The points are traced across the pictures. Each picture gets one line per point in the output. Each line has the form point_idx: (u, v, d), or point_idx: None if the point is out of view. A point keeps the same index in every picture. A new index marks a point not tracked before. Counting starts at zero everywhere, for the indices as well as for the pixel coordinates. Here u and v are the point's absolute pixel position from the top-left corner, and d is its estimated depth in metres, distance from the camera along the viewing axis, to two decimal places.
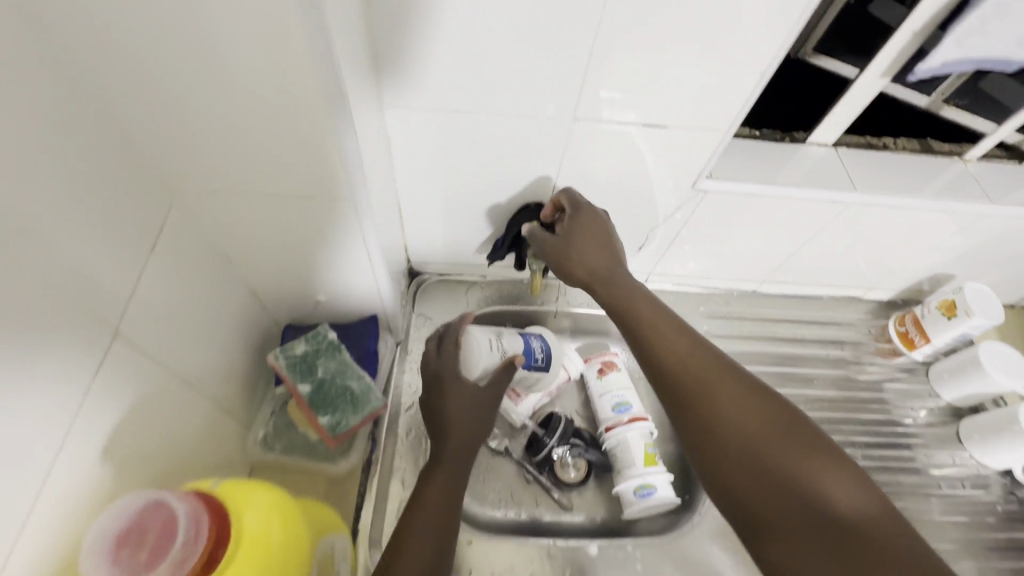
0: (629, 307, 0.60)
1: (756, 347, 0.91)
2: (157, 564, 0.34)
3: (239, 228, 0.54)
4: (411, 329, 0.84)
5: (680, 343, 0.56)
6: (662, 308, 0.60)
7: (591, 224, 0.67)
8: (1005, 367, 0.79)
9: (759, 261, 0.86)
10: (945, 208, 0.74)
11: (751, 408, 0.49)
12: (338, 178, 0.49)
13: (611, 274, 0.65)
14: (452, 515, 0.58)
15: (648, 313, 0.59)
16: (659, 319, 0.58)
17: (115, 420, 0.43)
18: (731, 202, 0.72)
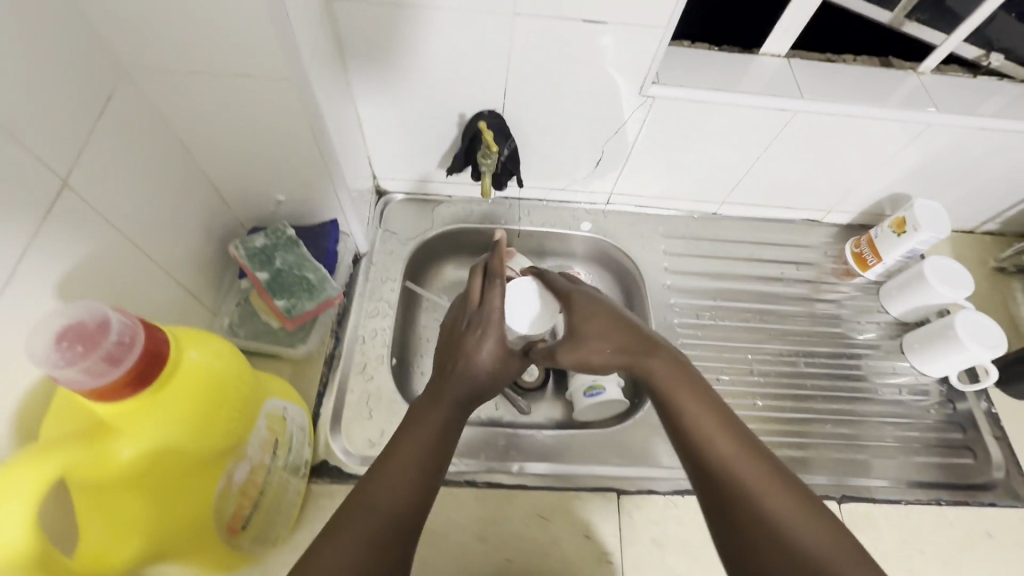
0: (643, 359, 0.59)
1: (714, 264, 0.94)
2: (92, 355, 0.35)
3: (191, 112, 0.56)
4: (377, 244, 0.87)
5: (705, 406, 0.54)
6: (684, 368, 0.58)
7: (588, 304, 0.67)
8: (948, 279, 0.82)
9: (717, 179, 0.88)
10: (894, 117, 0.76)
11: (760, 472, 0.49)
12: (281, 56, 0.51)
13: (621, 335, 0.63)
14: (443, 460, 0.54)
15: (669, 372, 0.57)
16: (680, 379, 0.56)
17: (71, 274, 0.45)
18: (680, 108, 0.74)
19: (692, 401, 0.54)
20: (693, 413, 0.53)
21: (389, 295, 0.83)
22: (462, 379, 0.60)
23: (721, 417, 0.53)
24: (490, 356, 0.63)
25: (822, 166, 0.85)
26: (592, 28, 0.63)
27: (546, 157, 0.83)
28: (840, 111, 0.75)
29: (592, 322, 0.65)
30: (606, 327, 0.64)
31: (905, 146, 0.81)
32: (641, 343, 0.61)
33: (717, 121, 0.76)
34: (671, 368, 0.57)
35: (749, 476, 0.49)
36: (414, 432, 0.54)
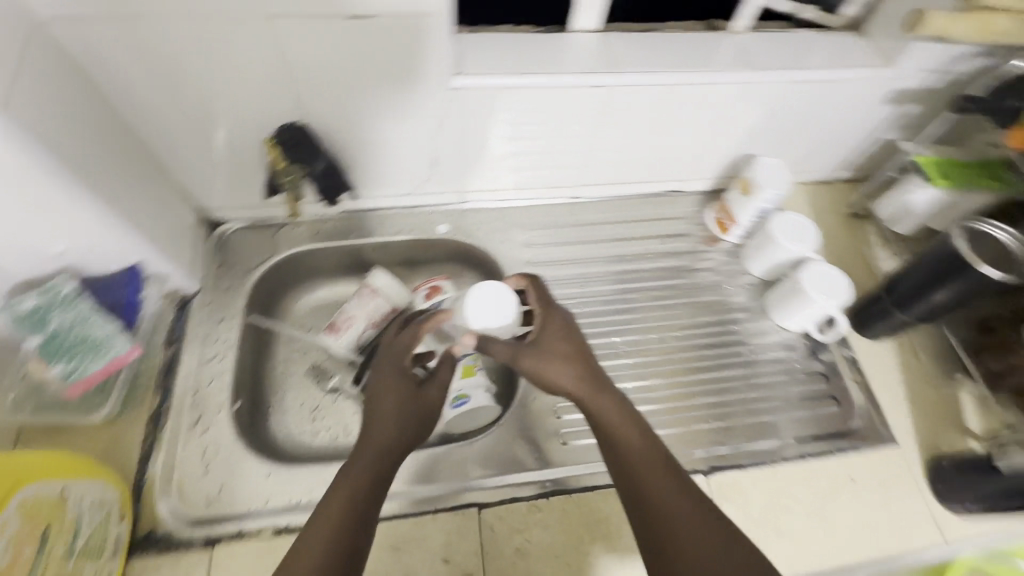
0: (594, 401, 0.59)
1: (578, 249, 0.91)
2: None
3: None
4: (212, 281, 0.80)
5: (649, 447, 0.56)
6: (627, 410, 0.58)
7: (555, 329, 0.62)
8: (793, 234, 0.83)
9: (563, 162, 0.86)
10: (711, 80, 0.75)
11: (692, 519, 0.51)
12: None
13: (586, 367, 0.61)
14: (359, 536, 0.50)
15: (619, 415, 0.58)
16: (626, 423, 0.57)
17: None
18: (492, 98, 0.70)
19: (633, 438, 0.56)
20: (635, 451, 0.56)
21: (228, 335, 0.76)
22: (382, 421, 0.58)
23: (661, 457, 0.55)
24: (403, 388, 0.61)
25: (662, 137, 0.84)
26: (362, 22, 0.58)
27: (376, 163, 0.78)
28: (658, 81, 0.73)
29: (559, 349, 0.61)
30: (566, 359, 0.61)
31: (736, 108, 0.81)
32: (595, 382, 0.60)
33: (537, 105, 0.73)
34: (622, 411, 0.58)
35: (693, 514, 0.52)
36: (327, 513, 0.51)
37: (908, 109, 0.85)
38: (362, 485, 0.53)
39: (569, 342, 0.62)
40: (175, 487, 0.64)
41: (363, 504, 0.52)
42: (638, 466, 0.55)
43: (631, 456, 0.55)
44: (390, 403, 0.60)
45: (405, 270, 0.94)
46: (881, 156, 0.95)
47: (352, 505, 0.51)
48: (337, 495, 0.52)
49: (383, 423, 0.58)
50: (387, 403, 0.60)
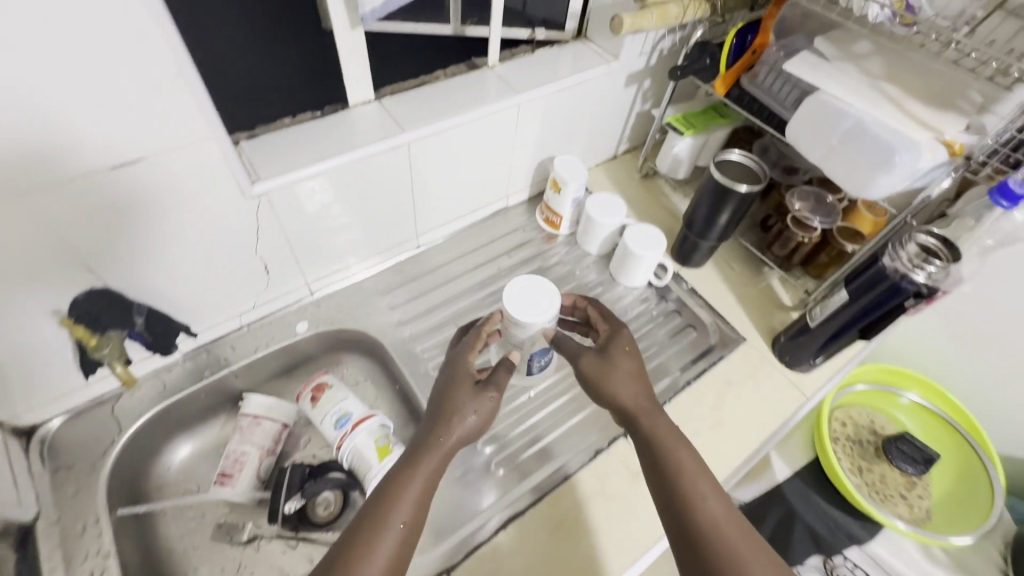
0: (646, 415, 0.68)
1: (440, 292, 0.95)
2: None
3: None
4: (53, 495, 0.68)
5: (696, 462, 0.63)
6: (675, 431, 0.67)
7: (621, 344, 0.75)
8: (605, 210, 0.96)
9: (394, 222, 0.89)
10: (490, 112, 0.84)
11: (714, 501, 0.61)
12: None
13: (642, 386, 0.71)
14: (415, 525, 0.58)
15: (666, 429, 0.67)
16: (674, 432, 0.66)
17: None
18: (300, 192, 0.71)
19: (681, 446, 0.65)
20: (681, 453, 0.64)
21: (99, 544, 0.65)
22: (447, 405, 0.67)
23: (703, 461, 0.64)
24: (468, 377, 0.71)
25: (472, 170, 0.92)
26: (128, 169, 0.55)
27: (205, 294, 0.73)
28: (445, 127, 0.80)
29: (622, 364, 0.73)
30: (627, 375, 0.72)
31: (520, 126, 0.92)
32: (649, 402, 0.70)
33: (345, 183, 0.75)
34: (668, 429, 0.67)
35: (718, 514, 0.60)
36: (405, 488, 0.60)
37: (644, 84, 1.04)
38: (430, 471, 0.62)
39: (633, 362, 0.73)
40: None
41: (429, 486, 0.61)
42: (681, 468, 0.63)
43: (675, 463, 0.63)
44: (453, 397, 0.68)
45: (279, 383, 0.89)
46: (643, 124, 1.15)
47: (422, 485, 0.61)
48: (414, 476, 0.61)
49: (454, 405, 0.67)
50: (456, 389, 0.69)
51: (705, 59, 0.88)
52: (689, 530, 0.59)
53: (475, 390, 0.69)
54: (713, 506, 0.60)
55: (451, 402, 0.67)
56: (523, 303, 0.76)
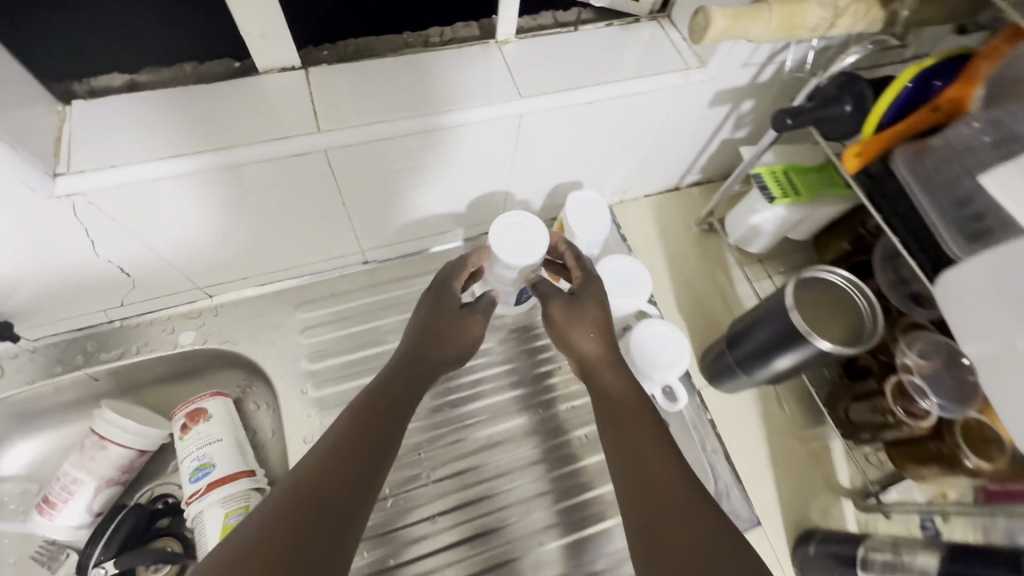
0: (604, 368, 0.57)
1: (376, 330, 0.72)
2: None
3: None
4: None
5: (655, 429, 0.52)
6: (635, 387, 0.56)
7: (591, 284, 0.61)
8: (618, 286, 0.67)
9: (326, 234, 0.66)
10: (470, 121, 0.55)
11: (676, 473, 0.48)
12: None
13: (608, 331, 0.59)
14: (390, 433, 0.52)
15: (627, 388, 0.56)
16: (635, 394, 0.55)
17: None
18: (146, 194, 0.50)
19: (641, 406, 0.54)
20: (643, 415, 0.53)
21: None
22: (440, 313, 0.61)
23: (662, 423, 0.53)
24: (456, 295, 0.63)
25: (443, 190, 0.65)
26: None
27: (34, 286, 0.57)
28: (387, 133, 0.53)
29: (588, 307, 0.59)
30: (594, 323, 0.59)
31: (526, 144, 0.62)
32: (613, 351, 0.58)
33: (220, 189, 0.52)
34: (625, 387, 0.56)
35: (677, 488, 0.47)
36: (376, 398, 0.54)
37: (742, 106, 0.69)
38: (402, 385, 0.56)
39: (600, 308, 0.60)
40: None
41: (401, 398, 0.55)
42: (629, 434, 0.52)
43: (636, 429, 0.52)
44: (444, 316, 0.61)
45: (161, 390, 0.72)
46: (729, 155, 0.80)
47: (399, 399, 0.55)
48: (386, 386, 0.55)
49: (442, 323, 0.61)
50: (448, 313, 0.61)
51: (844, 103, 0.52)
52: (651, 503, 0.47)
53: (473, 314, 0.62)
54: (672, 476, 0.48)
55: (437, 316, 0.61)
56: (513, 244, 0.62)
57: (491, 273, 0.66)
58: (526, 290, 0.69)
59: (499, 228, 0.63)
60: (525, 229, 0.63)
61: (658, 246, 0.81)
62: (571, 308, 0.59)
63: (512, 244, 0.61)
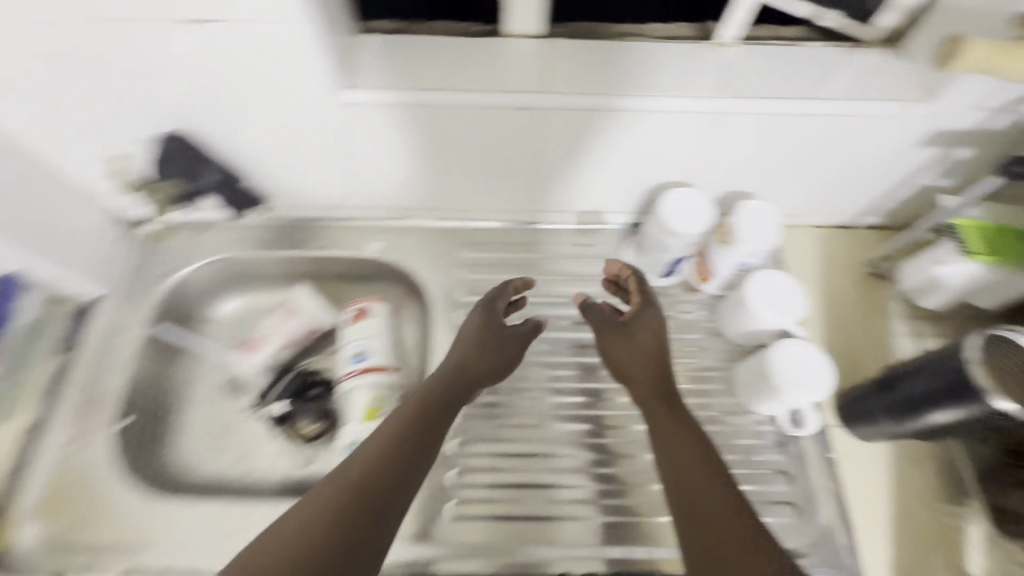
0: (657, 407, 0.60)
1: (522, 285, 0.80)
2: None
3: None
4: (122, 283, 0.76)
5: (715, 473, 0.53)
6: (694, 427, 0.57)
7: (650, 317, 0.66)
8: (770, 300, 0.67)
9: (509, 186, 0.75)
10: (677, 108, 0.60)
11: (740, 519, 0.49)
12: None
13: (662, 368, 0.63)
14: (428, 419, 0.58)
15: (684, 430, 0.57)
16: (691, 438, 0.56)
17: None
18: (403, 116, 0.61)
19: (696, 450, 0.55)
20: (698, 462, 0.54)
21: (126, 345, 0.73)
22: (473, 327, 0.67)
23: (719, 464, 0.54)
24: (501, 313, 0.69)
25: (622, 169, 0.71)
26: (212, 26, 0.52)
27: (288, 173, 0.71)
28: (602, 106, 0.60)
29: (644, 338, 0.65)
30: (643, 355, 0.64)
31: (715, 141, 0.66)
32: (665, 388, 0.61)
33: (452, 124, 0.63)
34: (668, 409, 0.59)
35: (721, 505, 0.50)
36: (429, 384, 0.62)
37: (956, 153, 0.65)
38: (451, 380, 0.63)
39: (655, 341, 0.65)
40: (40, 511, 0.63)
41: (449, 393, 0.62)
42: (686, 482, 0.53)
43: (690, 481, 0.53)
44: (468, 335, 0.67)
45: (337, 285, 0.86)
46: (920, 204, 0.76)
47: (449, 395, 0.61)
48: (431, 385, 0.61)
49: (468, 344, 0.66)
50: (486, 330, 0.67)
51: None
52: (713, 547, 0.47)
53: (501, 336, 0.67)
54: (717, 495, 0.51)
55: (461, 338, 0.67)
56: (682, 215, 0.67)
57: (653, 240, 0.72)
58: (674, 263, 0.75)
59: (672, 200, 0.67)
60: (694, 206, 0.67)
61: (814, 279, 0.79)
62: (624, 339, 0.66)
63: (681, 215, 0.67)
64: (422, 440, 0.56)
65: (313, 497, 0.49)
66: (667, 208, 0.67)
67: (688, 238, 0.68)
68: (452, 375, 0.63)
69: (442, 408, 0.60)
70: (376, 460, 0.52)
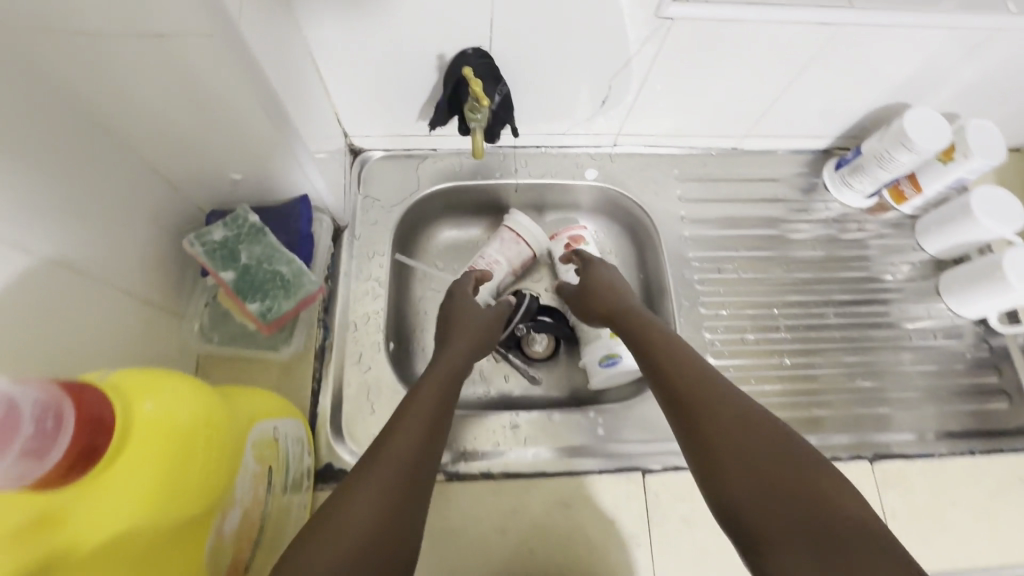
0: (644, 330, 0.62)
1: (732, 210, 0.84)
2: (44, 456, 0.30)
3: (118, 89, 0.43)
4: (358, 213, 0.76)
5: (716, 393, 0.52)
6: (686, 348, 0.59)
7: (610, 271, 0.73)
8: (995, 210, 0.73)
9: (741, 110, 0.77)
10: (965, 25, 0.62)
11: (732, 424, 0.48)
12: (204, 32, 0.39)
13: (639, 313, 0.66)
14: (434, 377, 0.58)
15: (677, 354, 0.58)
16: (685, 361, 0.56)
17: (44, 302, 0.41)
18: (706, 32, 0.61)
19: (687, 372, 0.55)
20: (690, 381, 0.54)
21: (379, 273, 0.74)
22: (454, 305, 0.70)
23: (708, 375, 0.54)
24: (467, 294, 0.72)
25: (862, 89, 0.73)
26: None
27: (541, 97, 0.71)
28: (900, 24, 0.61)
29: (599, 286, 0.71)
30: (608, 294, 0.70)
31: (967, 63, 0.69)
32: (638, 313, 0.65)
33: (755, 42, 0.63)
34: (659, 333, 0.61)
35: (720, 405, 0.50)
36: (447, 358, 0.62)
37: None
38: (460, 362, 0.63)
39: (609, 282, 0.71)
40: (348, 429, 0.65)
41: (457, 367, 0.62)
42: (694, 402, 0.52)
43: (697, 401, 0.51)
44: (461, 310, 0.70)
45: (539, 215, 0.88)
46: None
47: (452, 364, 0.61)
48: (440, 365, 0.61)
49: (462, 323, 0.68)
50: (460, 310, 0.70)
51: None
52: (724, 466, 0.46)
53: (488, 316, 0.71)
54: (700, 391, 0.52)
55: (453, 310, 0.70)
56: (922, 130, 0.72)
57: (883, 159, 0.76)
58: (886, 184, 0.80)
59: (913, 117, 0.72)
60: (931, 123, 0.72)
61: None
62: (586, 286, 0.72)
63: (921, 130, 0.71)
64: (448, 401, 0.56)
65: (366, 476, 0.46)
66: (910, 122, 0.72)
67: (920, 156, 0.73)
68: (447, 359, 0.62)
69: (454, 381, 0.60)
70: (419, 424, 0.51)
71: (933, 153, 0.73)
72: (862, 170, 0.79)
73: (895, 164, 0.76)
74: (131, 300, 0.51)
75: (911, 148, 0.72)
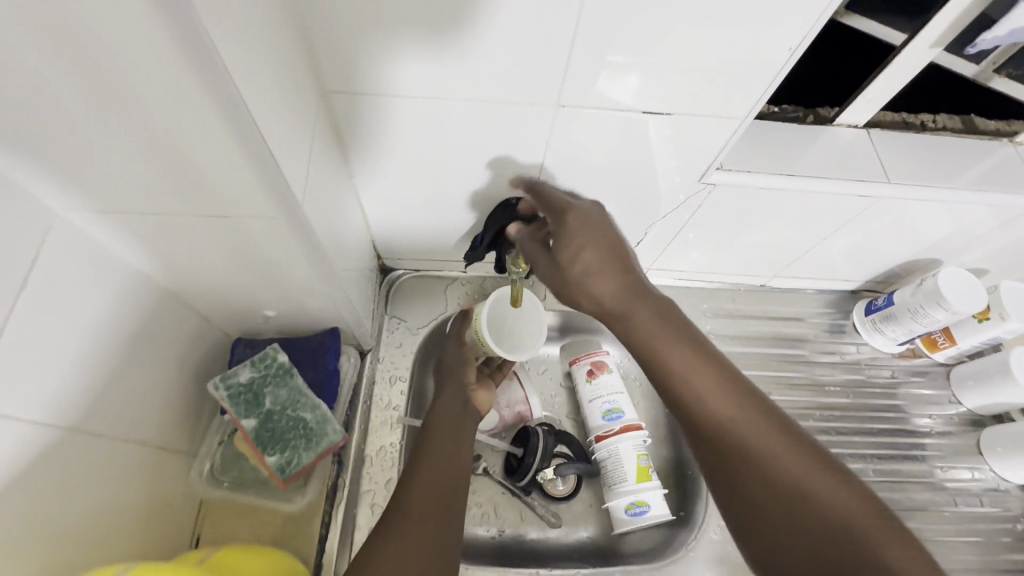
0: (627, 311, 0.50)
1: (763, 350, 0.82)
2: None
3: (168, 247, 0.44)
4: (383, 335, 0.75)
5: (713, 381, 0.44)
6: (676, 324, 0.48)
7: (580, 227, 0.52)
8: None
9: (772, 254, 0.77)
10: (993, 201, 0.64)
11: (749, 420, 0.42)
12: (265, 211, 0.40)
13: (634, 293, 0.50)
14: (454, 417, 0.62)
15: (657, 328, 0.48)
16: (670, 332, 0.48)
17: (59, 475, 0.40)
18: (744, 195, 0.63)
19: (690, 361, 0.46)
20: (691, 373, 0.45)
21: (399, 399, 0.71)
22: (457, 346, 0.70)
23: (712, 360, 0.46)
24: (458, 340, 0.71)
25: (893, 245, 0.74)
26: (652, 114, 0.52)
27: None
28: (931, 196, 0.63)
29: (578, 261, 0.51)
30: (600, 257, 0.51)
31: (997, 232, 0.70)
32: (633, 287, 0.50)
33: (787, 206, 0.65)
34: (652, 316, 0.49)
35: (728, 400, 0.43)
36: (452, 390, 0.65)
37: None
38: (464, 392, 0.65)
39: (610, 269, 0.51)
40: None
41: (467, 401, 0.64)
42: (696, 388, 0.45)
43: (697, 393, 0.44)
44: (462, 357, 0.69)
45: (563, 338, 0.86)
46: None
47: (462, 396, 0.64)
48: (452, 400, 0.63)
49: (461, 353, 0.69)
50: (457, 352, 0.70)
51: None
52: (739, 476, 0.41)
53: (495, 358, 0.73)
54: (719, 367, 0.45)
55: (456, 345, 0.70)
56: (957, 292, 0.72)
57: (920, 315, 0.75)
58: (918, 335, 0.79)
59: (947, 277, 0.72)
60: (963, 284, 0.72)
61: None
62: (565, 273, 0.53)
63: (957, 291, 0.71)
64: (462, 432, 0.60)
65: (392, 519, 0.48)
66: (945, 282, 0.71)
67: (957, 316, 0.73)
68: (454, 380, 0.66)
69: (460, 398, 0.64)
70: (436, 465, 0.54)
71: (969, 313, 0.72)
72: (895, 321, 0.78)
73: (928, 320, 0.75)
74: (146, 449, 0.50)
75: (948, 309, 0.72)
